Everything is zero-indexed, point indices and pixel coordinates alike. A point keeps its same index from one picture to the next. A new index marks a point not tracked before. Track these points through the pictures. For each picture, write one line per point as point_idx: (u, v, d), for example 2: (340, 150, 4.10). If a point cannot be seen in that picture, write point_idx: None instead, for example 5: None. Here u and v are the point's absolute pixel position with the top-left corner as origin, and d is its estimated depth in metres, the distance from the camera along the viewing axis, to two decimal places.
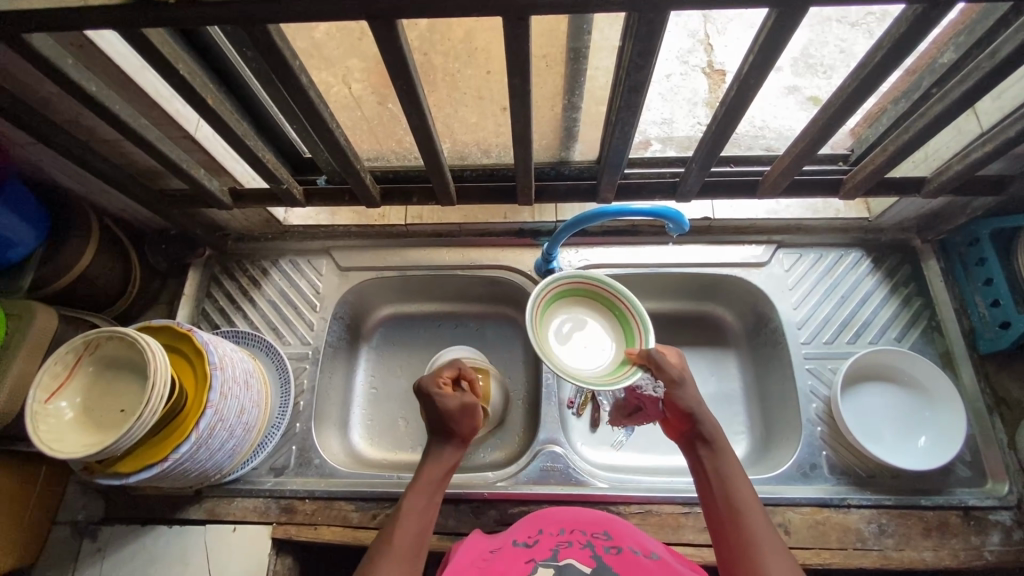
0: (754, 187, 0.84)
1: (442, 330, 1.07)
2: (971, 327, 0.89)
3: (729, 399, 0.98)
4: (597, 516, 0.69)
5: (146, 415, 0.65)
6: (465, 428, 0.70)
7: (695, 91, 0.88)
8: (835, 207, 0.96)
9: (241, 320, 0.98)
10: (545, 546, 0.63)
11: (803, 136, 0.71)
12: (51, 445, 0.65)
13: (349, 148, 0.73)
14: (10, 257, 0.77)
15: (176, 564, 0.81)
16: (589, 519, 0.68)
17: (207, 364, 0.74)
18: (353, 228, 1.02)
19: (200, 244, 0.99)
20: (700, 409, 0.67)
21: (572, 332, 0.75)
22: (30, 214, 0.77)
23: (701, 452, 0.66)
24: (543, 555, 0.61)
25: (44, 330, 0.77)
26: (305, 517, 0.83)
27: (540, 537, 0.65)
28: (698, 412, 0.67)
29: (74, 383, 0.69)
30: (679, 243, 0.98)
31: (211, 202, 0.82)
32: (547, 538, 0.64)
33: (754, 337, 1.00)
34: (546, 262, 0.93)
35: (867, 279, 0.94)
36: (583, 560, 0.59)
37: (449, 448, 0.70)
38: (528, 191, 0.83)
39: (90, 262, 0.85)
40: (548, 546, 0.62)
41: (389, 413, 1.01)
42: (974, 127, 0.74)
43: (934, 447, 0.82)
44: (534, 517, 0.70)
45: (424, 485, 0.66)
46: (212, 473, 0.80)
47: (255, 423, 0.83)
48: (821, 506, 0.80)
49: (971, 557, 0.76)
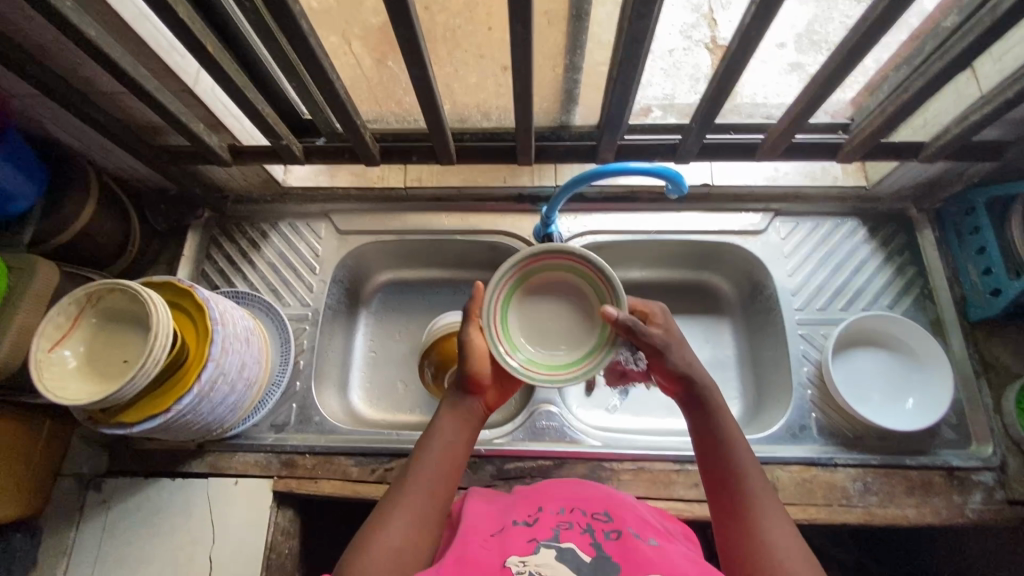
0: (753, 149, 0.84)
1: (440, 296, 1.08)
2: (963, 296, 0.90)
3: (722, 365, 1.00)
4: (598, 493, 0.65)
5: (149, 365, 0.66)
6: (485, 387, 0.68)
7: (698, 66, 0.83)
8: (832, 174, 0.98)
9: (240, 281, 0.99)
10: (547, 524, 0.59)
11: (800, 97, 0.73)
12: (55, 392, 0.66)
13: (350, 103, 0.73)
14: (10, 211, 0.77)
15: (180, 515, 0.84)
16: (589, 496, 0.64)
17: (209, 319, 0.75)
18: (352, 192, 1.02)
19: (200, 204, 1.00)
20: (693, 370, 0.66)
21: (539, 323, 0.70)
22: (28, 168, 0.77)
23: (700, 412, 0.65)
24: (544, 535, 0.57)
25: (48, 283, 0.78)
26: (305, 472, 0.85)
27: (540, 515, 0.60)
28: (690, 373, 0.66)
29: (76, 334, 0.70)
30: (677, 210, 0.98)
31: (211, 158, 0.82)
32: (547, 516, 0.60)
33: (749, 304, 1.01)
34: (545, 226, 0.93)
35: (863, 248, 0.95)
36: (584, 546, 0.55)
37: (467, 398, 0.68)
38: (529, 150, 0.83)
39: (91, 219, 0.85)
40: (550, 526, 0.58)
41: (388, 376, 1.03)
42: (974, 90, 0.74)
43: (921, 409, 0.84)
44: (531, 492, 0.66)
45: (440, 429, 0.66)
46: (214, 427, 0.81)
47: (256, 379, 0.84)
48: (809, 464, 0.82)
49: (952, 515, 0.78)
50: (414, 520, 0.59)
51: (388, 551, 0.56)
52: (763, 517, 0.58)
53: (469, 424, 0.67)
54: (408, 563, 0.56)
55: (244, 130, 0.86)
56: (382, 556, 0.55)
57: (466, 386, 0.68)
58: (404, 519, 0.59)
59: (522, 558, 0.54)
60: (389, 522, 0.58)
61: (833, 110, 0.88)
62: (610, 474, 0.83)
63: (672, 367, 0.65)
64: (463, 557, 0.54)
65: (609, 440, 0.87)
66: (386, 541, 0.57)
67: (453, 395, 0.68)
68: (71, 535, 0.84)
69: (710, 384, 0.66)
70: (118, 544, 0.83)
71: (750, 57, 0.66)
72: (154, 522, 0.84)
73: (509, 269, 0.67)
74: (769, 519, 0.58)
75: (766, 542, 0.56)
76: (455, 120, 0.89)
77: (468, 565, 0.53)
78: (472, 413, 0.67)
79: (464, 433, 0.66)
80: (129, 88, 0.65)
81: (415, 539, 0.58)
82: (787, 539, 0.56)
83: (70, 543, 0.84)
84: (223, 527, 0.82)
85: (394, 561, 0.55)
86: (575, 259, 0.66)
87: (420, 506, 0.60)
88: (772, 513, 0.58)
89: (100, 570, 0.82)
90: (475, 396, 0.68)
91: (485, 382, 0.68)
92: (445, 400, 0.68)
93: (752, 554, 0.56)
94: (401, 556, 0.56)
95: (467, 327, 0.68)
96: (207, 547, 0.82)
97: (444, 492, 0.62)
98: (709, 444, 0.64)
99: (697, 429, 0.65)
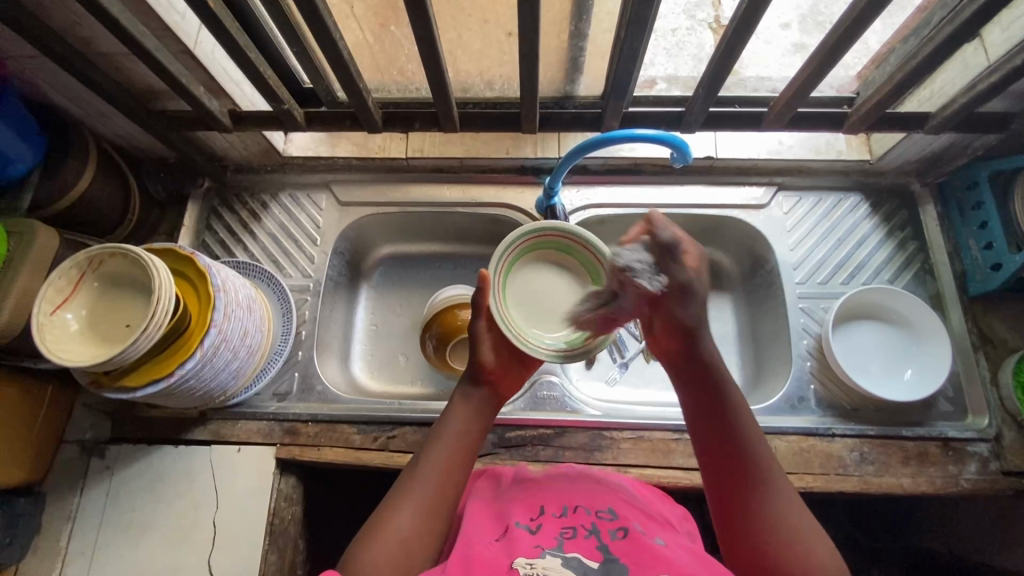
0: (760, 119, 0.83)
1: (441, 270, 1.08)
2: (963, 270, 0.90)
3: (722, 339, 1.01)
4: (599, 490, 0.65)
5: (152, 328, 0.66)
6: (497, 378, 0.69)
7: (701, 46, 0.90)
8: (837, 148, 0.96)
9: (241, 252, 0.98)
10: (550, 530, 0.58)
11: (806, 65, 0.72)
12: (58, 353, 0.66)
13: (353, 65, 0.72)
14: (10, 174, 0.76)
15: (183, 482, 0.84)
16: (592, 495, 0.64)
17: (211, 286, 0.74)
18: (353, 161, 1.01)
19: (199, 173, 0.99)
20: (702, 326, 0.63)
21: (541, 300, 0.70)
22: (26, 131, 0.76)
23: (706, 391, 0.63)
24: (549, 541, 0.56)
25: (47, 249, 0.77)
26: (308, 439, 0.86)
27: (543, 519, 0.60)
28: (698, 334, 0.63)
29: (78, 297, 0.69)
30: (680, 183, 0.98)
31: (211, 124, 0.81)
32: (550, 521, 0.59)
33: (750, 279, 1.01)
34: (547, 198, 0.92)
35: (865, 222, 0.95)
36: (590, 552, 0.55)
37: (479, 392, 0.68)
38: (533, 117, 0.82)
39: (90, 186, 0.84)
40: (553, 533, 0.57)
41: (389, 348, 1.03)
42: (981, 61, 0.74)
43: (918, 381, 0.85)
44: (531, 488, 0.66)
45: (451, 420, 0.66)
46: (217, 393, 0.82)
47: (258, 348, 0.85)
48: (807, 435, 0.83)
49: (947, 484, 0.79)
50: (422, 512, 0.59)
51: (394, 542, 0.57)
52: (767, 501, 0.57)
53: (481, 410, 0.68)
54: (414, 553, 0.57)
55: (245, 97, 0.85)
56: (388, 547, 0.56)
57: (477, 377, 0.68)
58: (411, 511, 0.59)
59: (529, 560, 0.53)
60: (397, 513, 0.59)
61: (838, 85, 0.88)
62: (610, 442, 0.84)
63: (683, 321, 0.62)
64: (469, 558, 0.54)
65: (608, 411, 0.88)
66: (392, 533, 0.57)
67: (464, 387, 0.69)
68: (74, 501, 0.85)
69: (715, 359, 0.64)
70: (121, 509, 0.84)
71: (756, 25, 0.66)
72: (157, 487, 0.84)
73: (500, 261, 0.67)
74: (775, 503, 0.57)
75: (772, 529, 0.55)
76: (459, 89, 0.88)
77: (475, 565, 0.53)
78: (484, 403, 0.68)
79: (476, 424, 0.66)
80: (128, 45, 0.64)
81: (424, 530, 0.58)
82: (794, 522, 0.56)
83: (73, 508, 0.84)
84: (226, 493, 0.83)
85: (400, 553, 0.56)
86: (526, 235, 0.68)
87: (428, 497, 0.60)
88: (779, 494, 0.57)
89: (104, 535, 0.83)
90: (486, 388, 0.69)
91: (495, 371, 0.69)
92: (457, 392, 0.69)
93: (757, 540, 0.55)
94: (408, 548, 0.57)
95: (478, 319, 0.69)
96: (210, 513, 0.82)
97: (455, 482, 0.62)
98: (715, 424, 0.62)
99: (702, 409, 0.63)
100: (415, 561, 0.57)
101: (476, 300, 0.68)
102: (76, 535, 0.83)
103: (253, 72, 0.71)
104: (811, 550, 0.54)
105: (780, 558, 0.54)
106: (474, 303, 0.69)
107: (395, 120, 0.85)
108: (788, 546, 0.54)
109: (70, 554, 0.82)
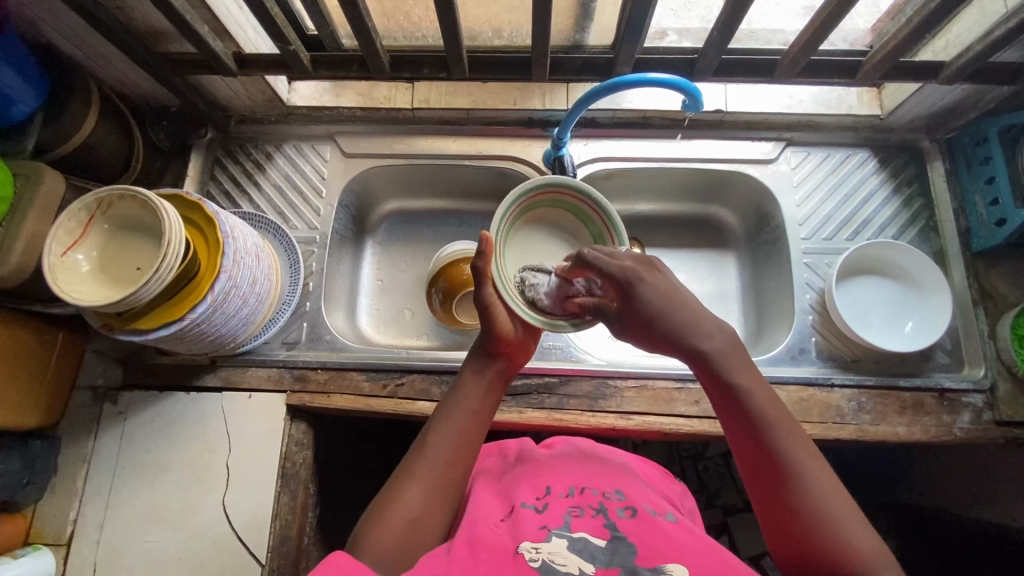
0: (772, 68, 0.82)
1: (446, 227, 1.08)
2: (967, 227, 0.90)
3: (724, 297, 1.03)
4: (606, 473, 0.67)
5: (163, 270, 0.66)
6: (511, 349, 0.70)
7: (709, 9, 0.90)
8: (848, 102, 0.94)
9: (247, 203, 0.98)
10: (556, 511, 0.60)
11: (819, 12, 0.71)
12: (70, 292, 0.66)
13: (363, 5, 0.70)
14: (12, 115, 0.75)
15: (196, 427, 0.86)
16: (597, 477, 0.66)
17: (219, 232, 0.74)
18: (358, 112, 0.99)
19: (203, 122, 0.98)
20: (663, 308, 0.61)
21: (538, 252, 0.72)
22: (29, 71, 0.74)
23: (725, 394, 0.59)
24: (555, 522, 0.58)
25: (53, 192, 0.76)
26: (318, 386, 0.87)
27: (550, 500, 0.61)
28: (686, 339, 0.60)
29: (88, 240, 0.70)
30: (689, 137, 0.97)
31: (217, 68, 0.80)
32: (556, 501, 0.61)
33: (755, 236, 1.02)
34: (555, 149, 0.92)
35: (872, 178, 0.95)
36: (597, 531, 0.56)
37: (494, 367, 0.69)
38: (543, 61, 0.79)
39: (92, 132, 0.83)
40: (559, 512, 0.59)
41: (395, 303, 1.04)
42: (998, 8, 0.73)
43: (919, 332, 0.87)
44: (537, 471, 0.68)
45: (464, 395, 0.67)
46: (227, 340, 0.82)
47: (267, 295, 0.85)
48: (807, 384, 0.84)
49: (941, 433, 0.81)
50: (430, 490, 0.60)
51: (403, 519, 0.58)
52: (812, 505, 0.53)
53: (491, 386, 0.69)
54: (422, 530, 0.58)
55: (249, 39, 0.84)
56: (396, 524, 0.57)
57: (493, 349, 0.69)
58: (420, 489, 0.60)
59: (535, 544, 0.54)
60: (405, 490, 0.60)
61: (852, 39, 0.87)
62: (615, 391, 0.85)
63: (659, 334, 0.61)
64: (475, 541, 0.55)
65: (611, 363, 0.90)
66: (402, 511, 0.58)
67: (479, 360, 0.70)
68: (88, 444, 0.86)
69: (723, 355, 0.60)
70: (136, 452, 0.85)
71: None
72: (170, 431, 0.86)
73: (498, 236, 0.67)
74: (822, 506, 0.53)
75: (821, 537, 0.52)
76: (466, 37, 0.88)
77: (481, 547, 0.54)
78: (496, 377, 0.69)
79: (487, 400, 0.68)
80: None
81: (432, 508, 0.60)
82: (844, 523, 0.52)
83: (88, 452, 0.86)
84: (239, 438, 0.85)
85: (409, 532, 0.57)
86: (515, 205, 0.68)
87: (436, 477, 0.61)
88: (824, 495, 0.54)
89: (120, 477, 0.85)
90: (498, 360, 0.70)
91: (512, 342, 0.69)
92: (470, 366, 0.70)
93: (807, 553, 0.53)
94: (417, 526, 0.58)
95: (483, 288, 0.66)
96: (223, 457, 0.84)
97: (463, 460, 0.63)
98: (743, 429, 0.58)
99: (726, 412, 0.59)
100: (423, 537, 0.58)
101: (477, 265, 0.65)
102: (93, 477, 0.85)
103: (259, 7, 0.71)
104: (866, 550, 0.51)
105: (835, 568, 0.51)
106: (476, 269, 0.65)
107: (402, 64, 0.83)
108: (844, 556, 0.51)
109: (87, 494, 0.84)
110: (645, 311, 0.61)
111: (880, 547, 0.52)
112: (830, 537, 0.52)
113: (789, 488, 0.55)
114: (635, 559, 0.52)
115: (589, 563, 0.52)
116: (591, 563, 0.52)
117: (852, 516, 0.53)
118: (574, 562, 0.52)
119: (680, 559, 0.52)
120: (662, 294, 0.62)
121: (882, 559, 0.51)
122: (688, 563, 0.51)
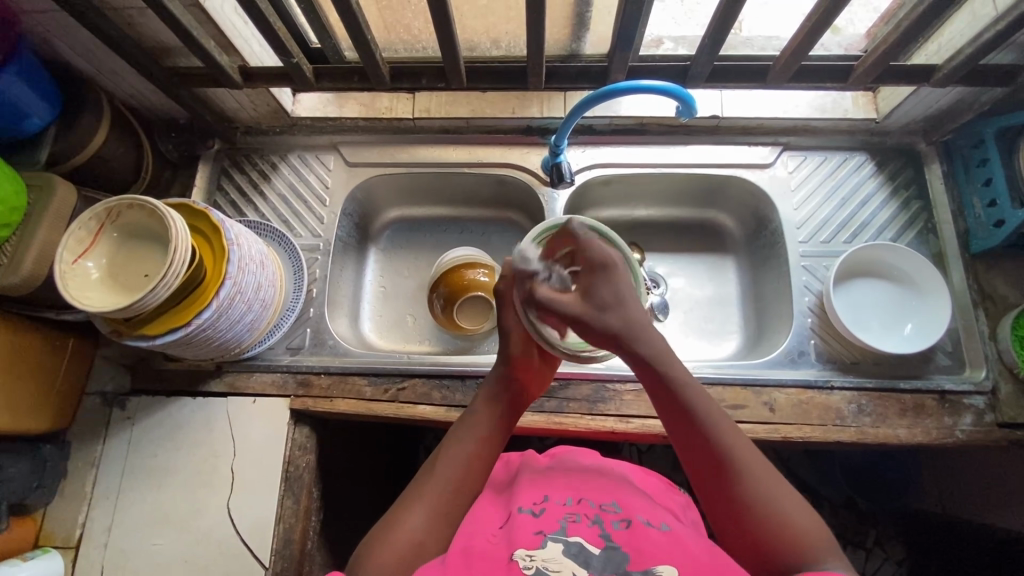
0: (765, 74, 0.83)
1: (447, 235, 1.10)
2: (966, 229, 0.90)
3: (725, 301, 1.03)
4: (604, 485, 0.67)
5: (169, 277, 0.67)
6: (529, 373, 0.71)
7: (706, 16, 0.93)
8: (843, 107, 0.96)
9: (252, 211, 1.00)
10: (551, 516, 0.60)
11: (808, 18, 0.72)
12: (79, 297, 0.68)
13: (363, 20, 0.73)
14: (26, 128, 0.78)
15: (202, 431, 0.87)
16: (599, 488, 0.66)
17: (224, 240, 0.76)
18: (360, 122, 1.01)
19: (211, 134, 1.01)
20: (627, 306, 0.61)
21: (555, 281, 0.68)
22: (43, 87, 0.77)
23: (663, 390, 0.60)
24: (551, 527, 0.59)
25: (64, 204, 0.79)
26: (321, 390, 0.89)
27: (547, 505, 0.62)
28: (632, 337, 0.61)
29: (98, 247, 0.72)
30: (686, 143, 0.98)
31: (223, 81, 0.83)
32: (554, 507, 0.62)
33: (754, 239, 1.03)
34: (552, 155, 0.94)
35: (870, 181, 0.95)
36: (592, 538, 0.57)
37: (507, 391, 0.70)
38: (538, 69, 0.81)
39: (104, 143, 0.85)
40: (556, 517, 0.60)
41: (398, 310, 1.05)
42: (987, 12, 0.74)
43: (919, 333, 0.87)
44: (536, 480, 0.68)
45: (475, 422, 0.67)
46: (232, 345, 0.84)
47: (272, 301, 0.86)
48: (805, 387, 0.84)
49: (942, 435, 0.81)
50: (435, 513, 0.60)
51: (408, 541, 0.57)
52: (751, 493, 0.55)
53: (502, 412, 0.69)
54: (425, 553, 0.58)
55: (254, 53, 0.87)
56: (400, 547, 0.57)
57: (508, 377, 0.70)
58: (425, 512, 0.60)
59: (529, 551, 0.55)
60: (411, 513, 0.60)
61: (846, 44, 0.89)
62: (614, 394, 0.86)
63: (606, 333, 0.61)
64: (469, 551, 0.56)
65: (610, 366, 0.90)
66: (405, 533, 0.58)
67: (495, 389, 0.70)
68: (97, 449, 0.88)
69: (664, 351, 0.61)
70: (143, 457, 0.87)
71: None
72: (176, 436, 0.87)
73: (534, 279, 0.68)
74: (760, 492, 0.55)
75: (768, 523, 0.54)
76: (465, 48, 0.90)
77: (476, 559, 0.55)
78: (510, 406, 0.70)
79: (498, 428, 0.68)
80: None
81: (436, 532, 0.59)
82: (782, 506, 0.55)
83: (97, 456, 0.88)
84: (243, 443, 0.86)
85: (411, 553, 0.57)
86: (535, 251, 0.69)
87: (443, 500, 0.61)
88: (765, 486, 0.56)
89: (127, 480, 0.86)
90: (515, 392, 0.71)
91: (527, 370, 0.71)
92: (484, 392, 0.70)
93: (754, 540, 0.54)
94: (421, 550, 0.58)
95: (506, 314, 0.72)
96: (228, 461, 0.86)
97: (472, 484, 0.63)
98: (681, 429, 0.60)
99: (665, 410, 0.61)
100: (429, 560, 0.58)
101: (501, 289, 0.72)
102: (100, 481, 0.86)
103: (262, 22, 0.73)
104: (803, 533, 0.53)
105: (775, 552, 0.53)
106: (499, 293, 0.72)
107: (401, 75, 0.86)
108: (786, 541, 0.53)
109: (94, 497, 0.86)
110: (602, 300, 0.61)
111: (816, 529, 0.54)
112: (770, 522, 0.54)
113: (730, 481, 0.56)
114: (627, 565, 0.54)
115: (583, 569, 0.54)
116: (586, 568, 0.54)
117: (795, 501, 0.55)
118: (568, 568, 0.53)
119: (669, 560, 0.54)
120: (620, 298, 0.61)
121: (824, 544, 0.53)
122: (676, 564, 0.53)
